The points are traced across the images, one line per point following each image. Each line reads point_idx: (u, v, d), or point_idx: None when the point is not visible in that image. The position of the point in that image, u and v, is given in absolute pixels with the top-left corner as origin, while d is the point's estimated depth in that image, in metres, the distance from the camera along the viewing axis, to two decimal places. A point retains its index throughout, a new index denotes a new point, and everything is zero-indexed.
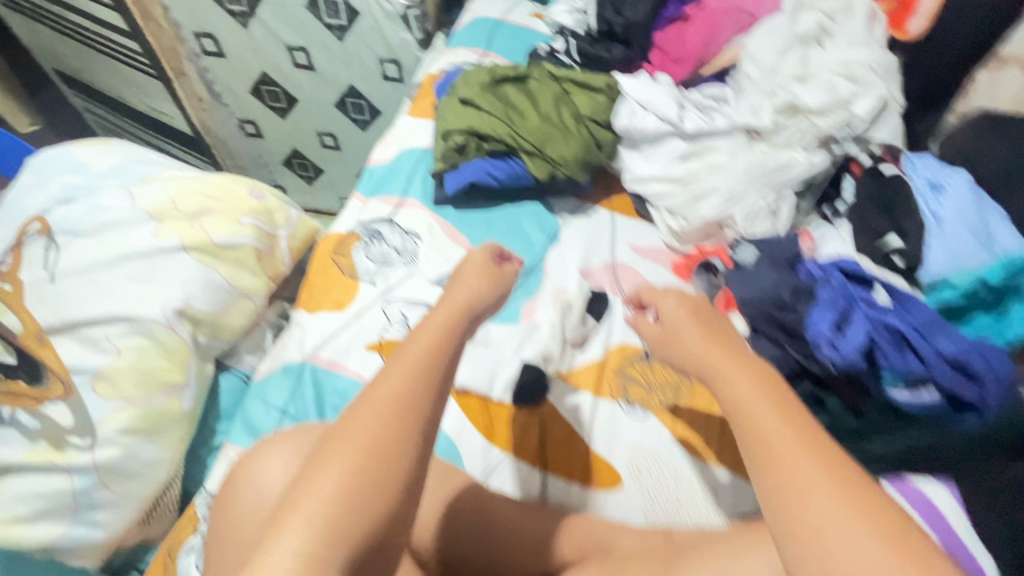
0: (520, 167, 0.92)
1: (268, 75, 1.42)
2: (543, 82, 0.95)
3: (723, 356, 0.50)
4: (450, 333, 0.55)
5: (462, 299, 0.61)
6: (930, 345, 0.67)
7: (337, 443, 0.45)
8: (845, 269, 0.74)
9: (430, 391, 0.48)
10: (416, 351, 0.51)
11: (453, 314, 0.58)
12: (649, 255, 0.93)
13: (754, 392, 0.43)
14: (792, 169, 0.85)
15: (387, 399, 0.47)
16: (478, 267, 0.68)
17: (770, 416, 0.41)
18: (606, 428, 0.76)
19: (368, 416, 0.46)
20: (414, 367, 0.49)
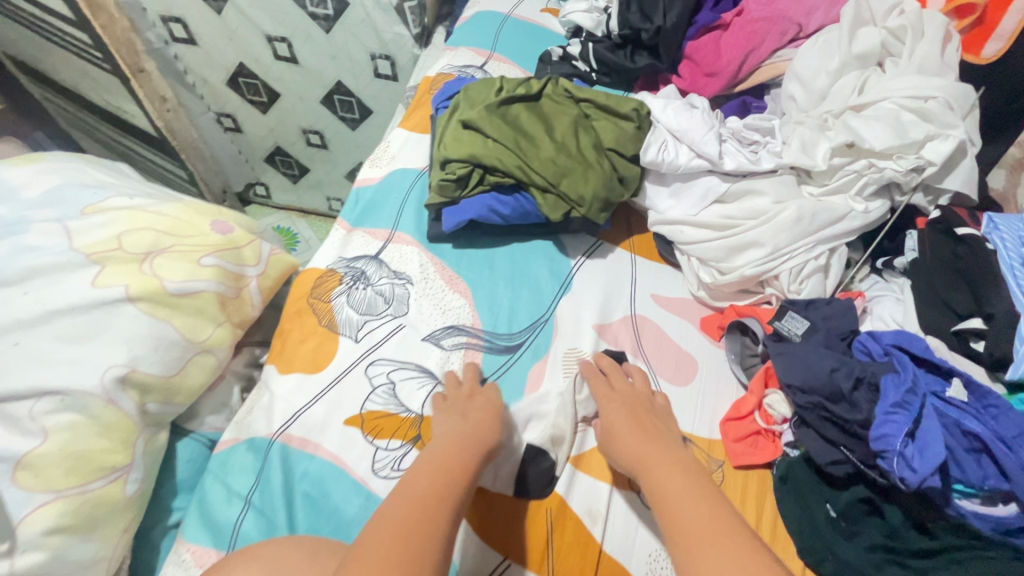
0: (529, 204, 0.79)
1: (246, 65, 1.26)
2: (561, 104, 0.83)
3: (656, 456, 0.56)
4: (462, 449, 0.55)
5: (478, 426, 0.60)
6: (1016, 459, 0.55)
7: (366, 554, 0.41)
8: (911, 352, 0.63)
9: (450, 497, 0.49)
10: (431, 470, 0.51)
11: (466, 435, 0.58)
12: (674, 308, 0.81)
13: (665, 459, 0.55)
14: (848, 220, 0.73)
15: (410, 511, 0.45)
16: (485, 406, 0.64)
17: (684, 484, 0.51)
18: (625, 523, 0.65)
19: (397, 527, 0.43)
20: (433, 484, 0.49)
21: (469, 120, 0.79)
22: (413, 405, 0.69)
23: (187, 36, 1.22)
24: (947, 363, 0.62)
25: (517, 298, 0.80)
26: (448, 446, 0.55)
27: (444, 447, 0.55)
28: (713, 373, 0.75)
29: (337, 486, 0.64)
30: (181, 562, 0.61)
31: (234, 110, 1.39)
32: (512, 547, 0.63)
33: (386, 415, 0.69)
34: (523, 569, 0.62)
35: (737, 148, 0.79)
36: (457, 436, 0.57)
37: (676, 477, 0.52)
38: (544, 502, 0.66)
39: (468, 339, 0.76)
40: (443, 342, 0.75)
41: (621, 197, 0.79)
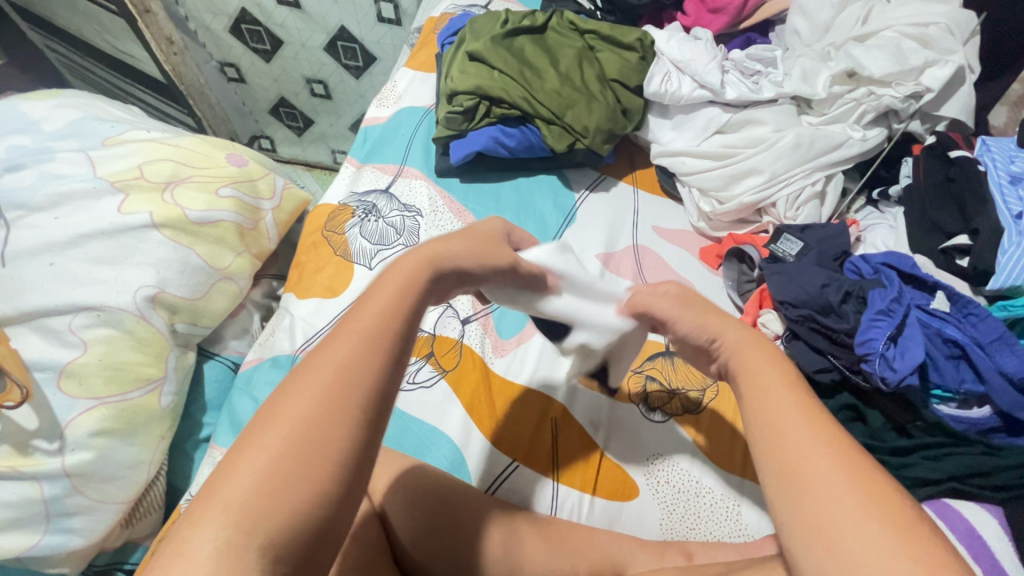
0: (535, 135, 0.81)
1: (248, 10, 1.26)
2: (566, 36, 0.84)
3: (760, 358, 0.46)
4: (411, 285, 0.43)
5: (427, 261, 0.47)
6: (992, 361, 0.59)
7: (276, 413, 0.33)
8: (897, 268, 0.66)
9: (389, 350, 0.38)
10: (365, 306, 0.40)
11: (415, 266, 0.45)
12: (675, 239, 0.84)
13: (770, 367, 0.44)
14: (848, 147, 0.75)
15: (330, 365, 0.36)
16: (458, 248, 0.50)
17: (786, 400, 0.41)
18: (625, 431, 0.70)
19: (313, 379, 0.35)
20: (370, 322, 0.39)
21: (475, 51, 0.80)
22: (428, 327, 0.77)
23: None
24: (933, 278, 0.65)
25: (523, 229, 0.83)
26: (395, 281, 0.43)
27: (388, 285, 0.43)
28: (710, 297, 0.79)
29: None
30: (216, 463, 0.67)
31: (237, 58, 1.39)
32: (520, 452, 0.68)
33: None
34: (529, 470, 0.67)
35: (740, 78, 0.80)
36: (402, 272, 0.44)
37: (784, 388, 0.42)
38: (551, 412, 0.71)
39: None
40: None
41: (625, 128, 0.81)
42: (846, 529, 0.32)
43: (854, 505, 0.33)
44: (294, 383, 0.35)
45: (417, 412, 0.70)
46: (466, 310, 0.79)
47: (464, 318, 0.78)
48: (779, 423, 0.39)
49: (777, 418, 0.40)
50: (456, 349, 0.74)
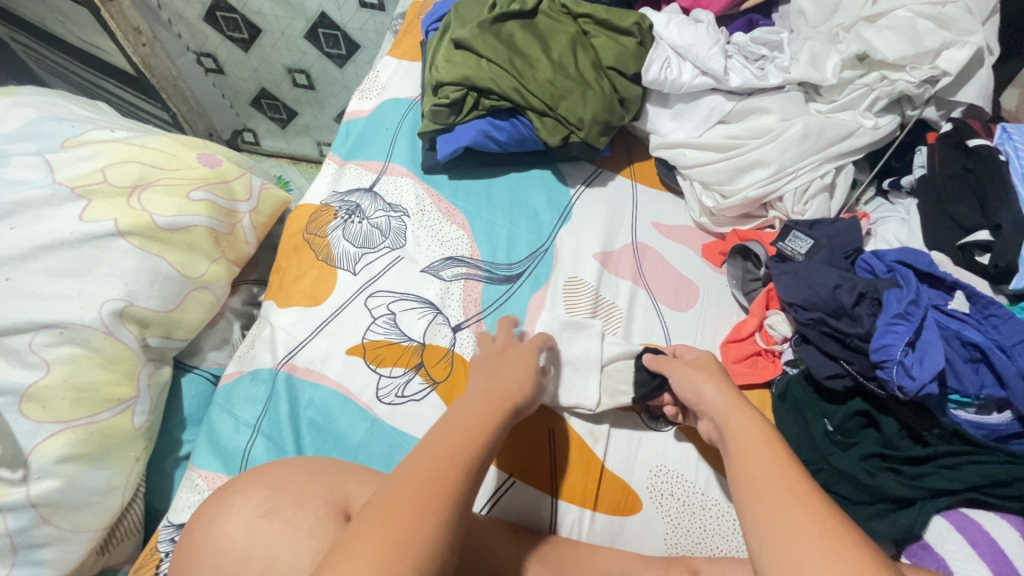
0: (526, 128, 0.76)
1: None
2: (558, 20, 0.77)
3: (738, 416, 0.51)
4: (494, 410, 0.51)
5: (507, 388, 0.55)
6: (1015, 365, 0.55)
7: (386, 510, 0.39)
8: (915, 266, 0.63)
9: (477, 466, 0.45)
10: (460, 426, 0.47)
11: (494, 395, 0.53)
12: (675, 235, 0.80)
13: (749, 416, 0.50)
14: (858, 136, 0.71)
15: (428, 473, 0.42)
16: (517, 363, 0.59)
17: (769, 460, 0.44)
18: (625, 443, 0.67)
19: (413, 485, 0.41)
20: (460, 443, 0.45)
21: (462, 38, 0.74)
22: (414, 334, 0.70)
23: None
24: (952, 277, 0.61)
25: (516, 228, 0.78)
26: (480, 404, 0.51)
27: (476, 406, 0.51)
28: (714, 298, 0.75)
29: (342, 410, 0.66)
30: (195, 486, 0.63)
31: (214, 48, 1.32)
32: (518, 467, 0.65)
33: (387, 344, 0.69)
34: (526, 486, 0.64)
35: (744, 64, 0.75)
36: (487, 398, 0.52)
37: (766, 446, 0.46)
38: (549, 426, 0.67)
39: (468, 270, 0.75)
40: (442, 273, 0.74)
41: (622, 119, 0.76)
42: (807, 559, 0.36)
43: (811, 537, 0.38)
44: (394, 493, 0.40)
45: (406, 426, 0.65)
46: (457, 315, 0.72)
47: (455, 325, 0.71)
48: (765, 480, 0.43)
49: (754, 464, 0.45)
50: (446, 359, 0.68)
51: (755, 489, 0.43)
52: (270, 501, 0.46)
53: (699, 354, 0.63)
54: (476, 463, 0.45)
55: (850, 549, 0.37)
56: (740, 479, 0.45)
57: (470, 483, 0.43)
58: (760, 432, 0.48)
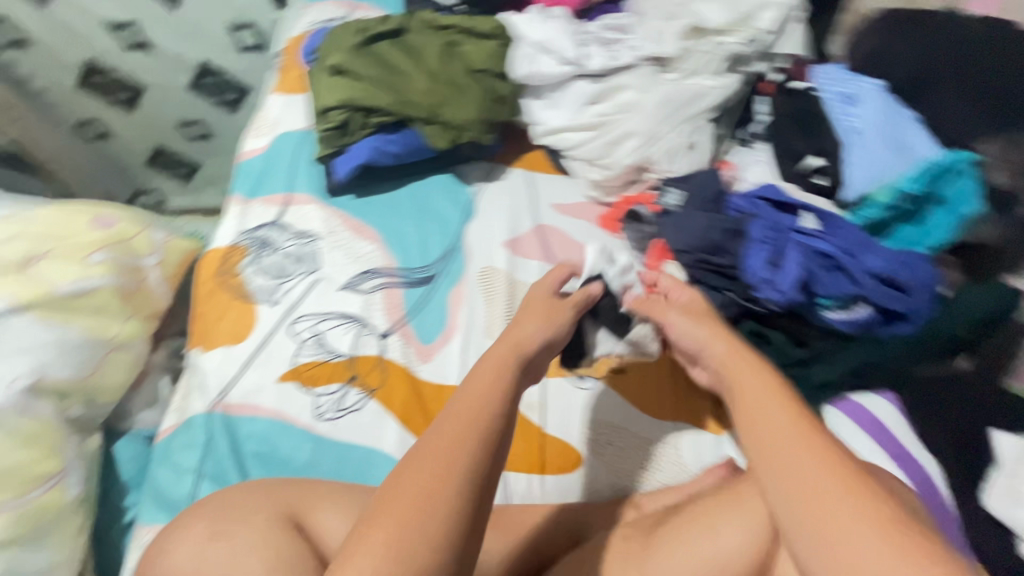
0: (415, 137, 0.80)
1: (95, 59, 1.15)
2: (424, 33, 0.82)
3: (748, 370, 0.46)
4: (506, 366, 0.48)
5: (518, 333, 0.52)
6: (859, 265, 0.65)
7: (391, 499, 0.37)
8: (772, 197, 0.71)
9: (501, 423, 0.43)
10: (473, 386, 0.45)
11: (507, 347, 0.50)
12: (573, 213, 0.86)
13: (754, 375, 0.45)
14: (705, 96, 0.80)
15: (435, 447, 0.40)
16: (527, 309, 0.57)
17: (782, 423, 0.39)
18: (561, 408, 0.72)
19: (434, 449, 0.40)
20: (473, 404, 0.43)
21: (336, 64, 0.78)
22: (343, 349, 0.72)
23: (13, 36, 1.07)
24: (795, 201, 0.70)
25: (425, 232, 0.82)
26: (491, 364, 0.48)
27: (488, 366, 0.48)
28: None
29: (284, 437, 0.67)
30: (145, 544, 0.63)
31: (96, 111, 1.23)
32: None
33: (318, 364, 0.71)
34: None
35: (599, 49, 0.82)
36: (499, 354, 0.49)
37: (780, 398, 0.42)
38: None
39: (385, 279, 0.78)
40: (361, 287, 0.77)
41: (501, 116, 0.82)
42: (844, 532, 0.33)
43: (846, 506, 0.34)
44: (414, 456, 0.40)
45: (349, 438, 0.67)
46: (382, 323, 0.74)
47: (382, 332, 0.74)
48: (771, 441, 0.39)
49: (768, 428, 0.40)
50: (378, 367, 0.71)
51: (769, 454, 0.38)
52: (210, 525, 0.47)
53: (692, 297, 0.59)
54: (492, 424, 0.42)
55: (883, 517, 0.33)
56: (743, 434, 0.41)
57: (495, 451, 0.41)
58: (768, 385, 0.43)
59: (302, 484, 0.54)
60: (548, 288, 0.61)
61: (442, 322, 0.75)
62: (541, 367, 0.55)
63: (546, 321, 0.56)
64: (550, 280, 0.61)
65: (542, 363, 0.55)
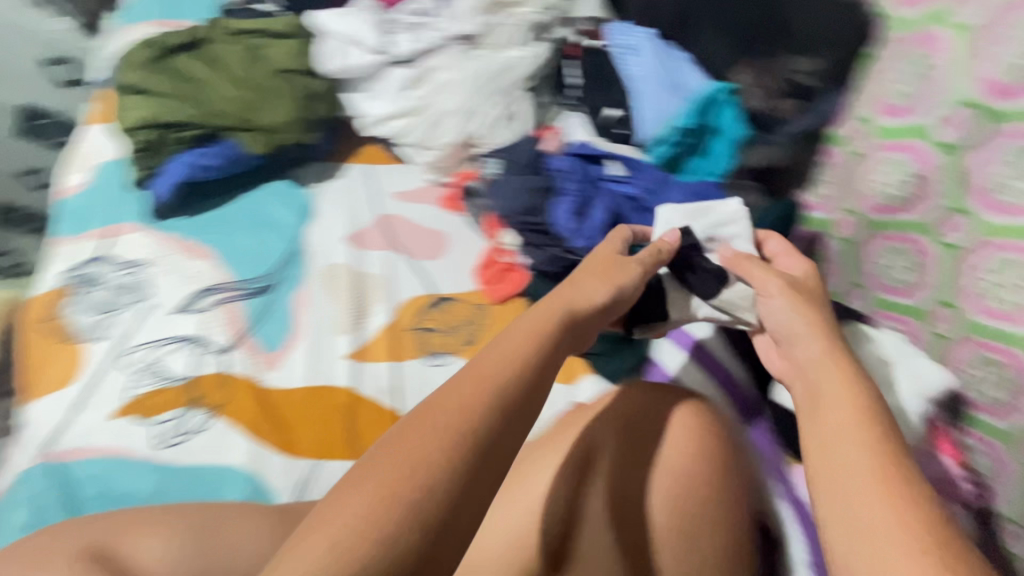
0: (232, 146, 0.78)
1: None
2: (225, 40, 0.80)
3: (828, 368, 0.46)
4: (539, 333, 0.45)
5: (566, 295, 0.50)
6: (662, 201, 0.69)
7: (382, 461, 0.35)
8: (581, 151, 0.74)
9: (511, 400, 0.39)
10: (491, 354, 0.43)
11: (550, 306, 0.48)
12: (414, 199, 0.86)
13: (831, 373, 0.46)
14: (515, 66, 0.82)
15: (444, 408, 0.38)
16: (599, 262, 0.56)
17: (846, 437, 0.41)
18: (415, 388, 0.72)
19: (438, 412, 0.38)
20: (492, 371, 0.41)
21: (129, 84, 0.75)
22: (180, 372, 0.70)
23: None
24: (603, 152, 0.74)
25: (262, 241, 0.80)
26: (535, 321, 0.47)
27: (522, 332, 0.45)
28: (460, 238, 0.83)
29: (124, 474, 0.64)
30: None
31: None
32: (318, 450, 0.67)
33: (153, 393, 0.68)
34: (331, 462, 0.66)
35: (405, 36, 0.83)
36: (534, 318, 0.47)
37: (849, 404, 0.43)
38: (339, 401, 0.70)
39: (221, 295, 0.75)
40: (196, 307, 0.74)
41: (320, 113, 0.81)
42: (879, 539, 0.35)
43: (888, 518, 0.36)
44: (413, 420, 0.38)
45: (194, 460, 0.65)
46: (222, 339, 0.72)
47: (223, 349, 0.72)
48: (837, 450, 0.41)
49: (824, 436, 0.42)
50: (220, 383, 0.69)
51: (824, 458, 0.41)
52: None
53: (805, 270, 0.56)
54: (503, 399, 0.39)
55: (919, 528, 0.35)
56: (805, 431, 0.44)
57: (500, 420, 0.38)
58: (840, 388, 0.45)
59: (125, 517, 0.52)
60: (615, 242, 0.58)
61: (287, 327, 0.74)
62: (595, 331, 0.52)
63: (612, 283, 0.53)
64: (612, 244, 0.58)
65: (591, 331, 0.51)
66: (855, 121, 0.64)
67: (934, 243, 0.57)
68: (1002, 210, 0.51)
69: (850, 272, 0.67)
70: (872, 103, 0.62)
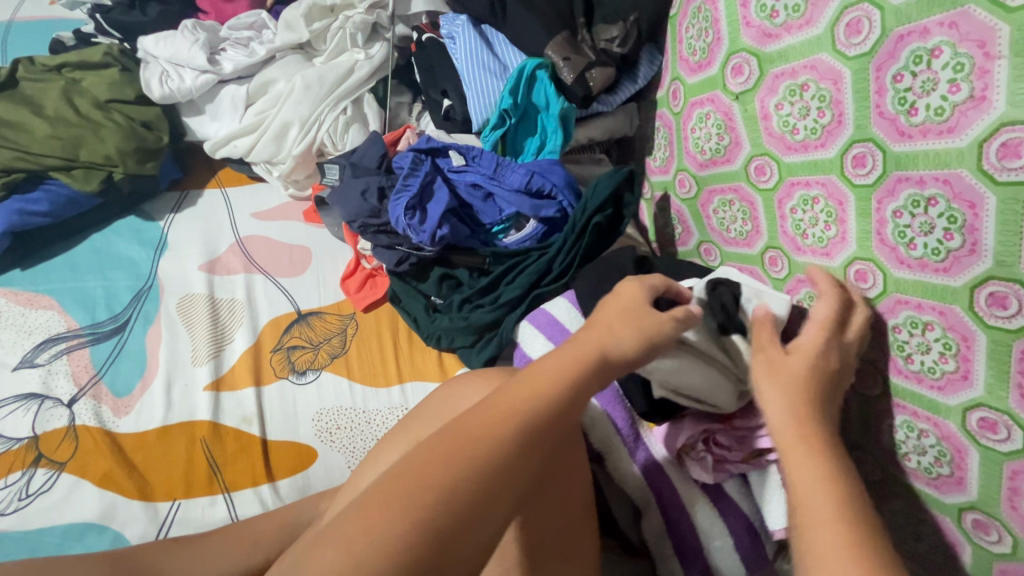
0: (62, 187, 0.74)
1: None
2: (42, 79, 0.77)
3: (791, 422, 0.42)
4: (580, 362, 0.40)
5: (598, 331, 0.42)
6: (504, 185, 0.70)
7: (405, 485, 0.34)
8: (419, 148, 0.73)
9: (545, 444, 0.37)
10: (528, 383, 0.39)
11: (591, 337, 0.42)
12: (276, 217, 0.84)
13: (785, 406, 0.43)
14: (354, 69, 0.81)
15: (478, 438, 0.36)
16: (627, 289, 0.45)
17: (817, 487, 0.38)
18: (282, 408, 0.69)
19: (467, 449, 0.35)
20: (527, 406, 0.37)
21: None
22: (22, 433, 0.65)
23: None
24: (442, 144, 0.73)
25: (111, 281, 0.77)
26: (570, 342, 0.42)
27: (560, 358, 0.41)
28: (325, 250, 0.82)
29: None
30: None
31: None
32: (178, 488, 0.64)
33: None
34: (193, 499, 0.63)
35: (236, 51, 0.81)
36: (579, 344, 0.42)
37: (823, 485, 0.38)
38: (200, 434, 0.67)
39: (68, 344, 0.72)
40: (39, 361, 0.70)
41: (155, 140, 0.78)
42: None
43: None
44: (447, 448, 0.35)
45: (40, 522, 0.61)
46: (68, 390, 0.68)
47: (69, 400, 0.68)
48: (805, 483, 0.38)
49: (803, 486, 0.39)
50: (67, 437, 0.65)
51: (802, 506, 0.38)
52: None
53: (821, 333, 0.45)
54: (536, 432, 0.37)
55: None
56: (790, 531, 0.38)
57: (531, 453, 0.36)
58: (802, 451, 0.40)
59: None
60: (643, 287, 0.46)
61: (140, 366, 0.71)
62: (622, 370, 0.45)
63: (641, 329, 0.43)
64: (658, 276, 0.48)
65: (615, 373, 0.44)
66: (671, 80, 0.66)
67: (748, 186, 0.59)
68: (795, 149, 0.52)
69: (698, 227, 0.69)
70: (678, 61, 0.63)
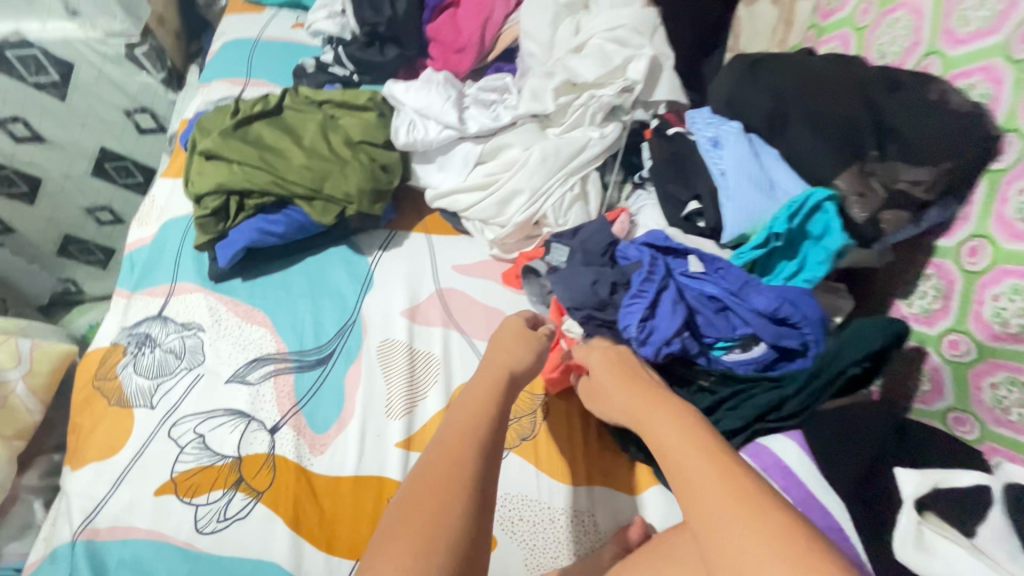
0: (300, 214, 0.77)
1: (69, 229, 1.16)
2: (304, 111, 0.83)
3: (648, 406, 0.54)
4: (494, 386, 0.56)
5: (501, 359, 0.60)
6: (747, 304, 0.65)
7: (425, 507, 0.45)
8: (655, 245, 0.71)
9: (486, 440, 0.51)
10: (461, 411, 0.54)
11: (497, 369, 0.58)
12: (475, 273, 0.84)
13: (662, 417, 0.51)
14: (588, 145, 0.80)
15: (448, 451, 0.49)
16: (514, 334, 0.63)
17: (690, 448, 0.45)
18: None
19: (444, 465, 0.48)
20: (467, 422, 0.52)
21: (208, 150, 0.77)
22: (229, 450, 0.67)
23: (32, 134, 1.03)
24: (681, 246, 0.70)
25: (320, 309, 0.79)
26: (481, 386, 0.57)
27: (479, 385, 0.57)
28: None
29: (158, 560, 0.60)
30: None
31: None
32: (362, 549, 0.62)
33: (198, 471, 0.65)
34: None
35: (479, 111, 0.83)
36: (488, 377, 0.58)
37: (681, 438, 0.47)
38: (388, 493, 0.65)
39: (276, 366, 0.73)
40: (249, 378, 0.72)
41: (389, 183, 0.80)
42: (731, 542, 0.38)
43: (742, 527, 0.38)
44: (431, 470, 0.48)
45: (234, 551, 0.61)
46: (272, 415, 0.70)
47: (272, 426, 0.69)
48: (681, 459, 0.45)
49: (678, 465, 0.45)
50: (267, 465, 0.66)
51: (676, 476, 0.45)
52: None
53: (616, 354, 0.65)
54: (490, 439, 0.51)
55: (760, 520, 0.38)
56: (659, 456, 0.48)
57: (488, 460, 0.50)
58: (635, 397, 0.57)
59: None
60: (520, 319, 0.65)
61: (337, 406, 0.71)
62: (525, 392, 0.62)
63: (531, 350, 0.62)
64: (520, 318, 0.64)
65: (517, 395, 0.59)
66: (970, 235, 0.59)
67: None
68: None
69: (958, 396, 0.60)
70: (991, 218, 0.56)
